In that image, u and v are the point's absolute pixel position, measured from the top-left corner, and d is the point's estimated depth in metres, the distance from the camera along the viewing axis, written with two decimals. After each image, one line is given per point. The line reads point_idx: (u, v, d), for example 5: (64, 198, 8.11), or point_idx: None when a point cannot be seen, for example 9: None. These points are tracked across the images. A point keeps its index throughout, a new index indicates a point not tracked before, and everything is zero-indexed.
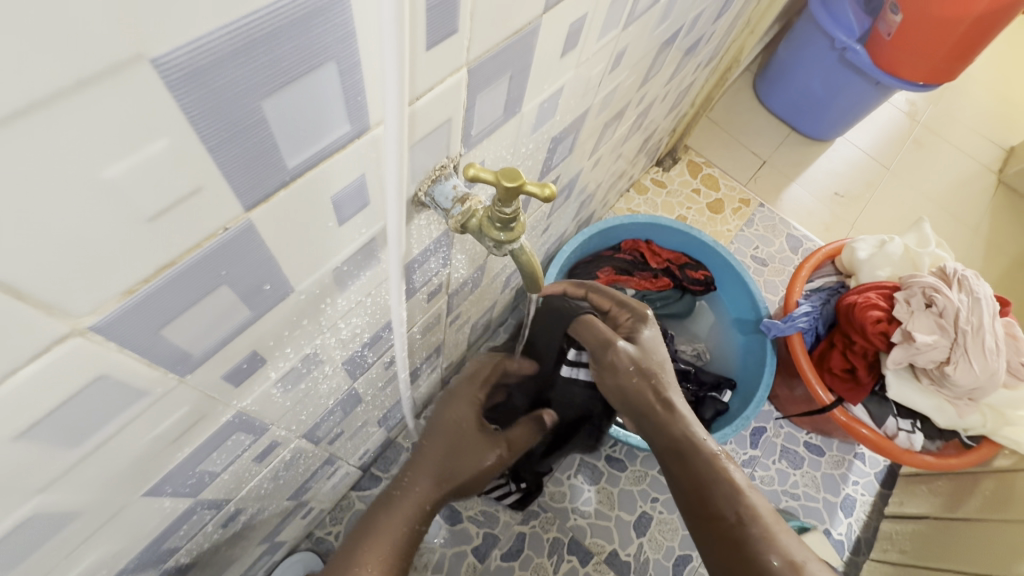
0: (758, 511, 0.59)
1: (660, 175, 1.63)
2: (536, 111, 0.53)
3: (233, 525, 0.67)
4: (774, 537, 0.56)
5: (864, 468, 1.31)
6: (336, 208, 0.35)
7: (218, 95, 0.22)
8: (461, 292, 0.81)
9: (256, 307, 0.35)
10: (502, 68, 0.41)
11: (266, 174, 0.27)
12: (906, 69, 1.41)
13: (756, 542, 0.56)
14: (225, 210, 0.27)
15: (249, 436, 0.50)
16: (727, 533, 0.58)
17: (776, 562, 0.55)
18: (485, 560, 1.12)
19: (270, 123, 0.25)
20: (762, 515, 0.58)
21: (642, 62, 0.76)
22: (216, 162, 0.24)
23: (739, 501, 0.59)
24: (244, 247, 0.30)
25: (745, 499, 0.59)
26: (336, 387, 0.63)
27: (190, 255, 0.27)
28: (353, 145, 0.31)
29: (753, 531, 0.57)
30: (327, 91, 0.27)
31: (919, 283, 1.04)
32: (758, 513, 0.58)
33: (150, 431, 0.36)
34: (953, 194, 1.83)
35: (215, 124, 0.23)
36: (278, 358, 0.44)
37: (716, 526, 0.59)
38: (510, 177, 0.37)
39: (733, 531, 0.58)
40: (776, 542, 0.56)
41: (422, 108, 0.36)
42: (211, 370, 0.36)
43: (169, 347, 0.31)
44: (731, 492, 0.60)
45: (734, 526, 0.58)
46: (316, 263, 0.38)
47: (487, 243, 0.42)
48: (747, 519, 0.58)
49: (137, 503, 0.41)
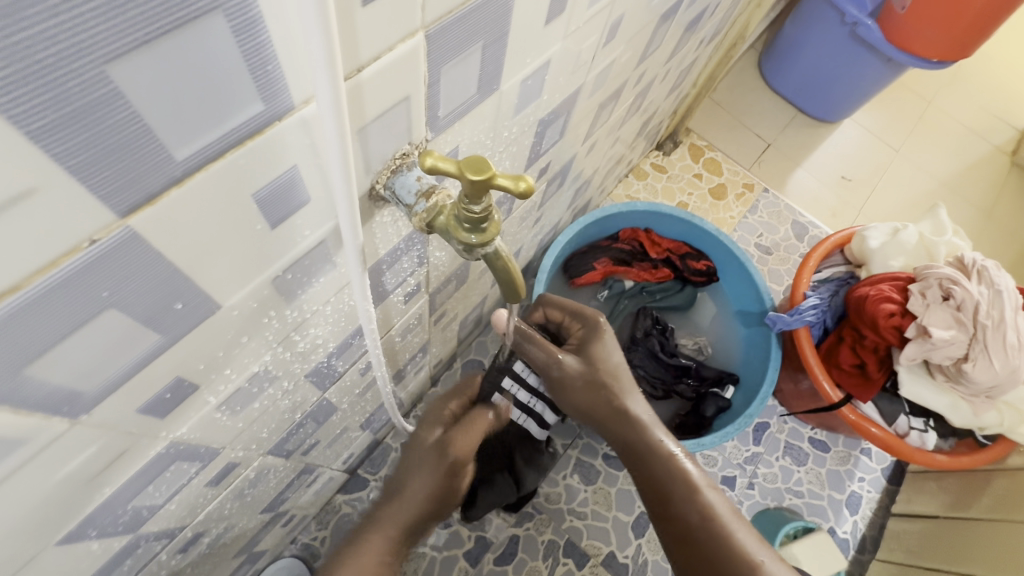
0: (717, 510, 0.58)
1: (660, 160, 1.55)
2: (518, 90, 0.46)
3: (196, 547, 0.61)
4: (729, 535, 0.57)
5: (871, 464, 1.26)
6: (262, 208, 0.28)
7: (25, 56, 0.15)
8: (445, 289, 0.74)
9: (168, 329, 0.29)
10: (471, 36, 0.34)
11: (143, 167, 0.21)
12: (918, 44, 1.33)
13: (716, 543, 0.57)
14: (86, 216, 0.20)
15: (194, 463, 0.44)
16: (686, 534, 0.58)
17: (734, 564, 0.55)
18: (477, 564, 1.07)
19: (133, 99, 0.18)
20: (720, 514, 0.58)
21: (640, 35, 0.69)
22: (52, 152, 0.18)
23: (695, 501, 0.58)
24: (129, 261, 0.23)
25: (702, 499, 0.58)
26: (302, 400, 0.56)
27: (43, 277, 0.20)
28: (273, 130, 0.25)
29: (710, 534, 0.57)
30: (219, 55, 0.20)
31: (936, 274, 0.98)
32: (716, 511, 0.58)
33: (49, 478, 0.30)
34: (964, 176, 1.76)
35: (34, 97, 0.16)
36: (216, 381, 0.38)
37: (677, 529, 0.59)
38: (477, 168, 0.30)
39: (693, 535, 0.58)
40: (734, 543, 0.56)
41: (372, 82, 0.29)
42: (120, 405, 0.30)
43: (43, 387, 0.24)
44: (688, 494, 0.58)
45: (695, 527, 0.58)
46: (246, 274, 0.31)
47: (455, 246, 0.36)
48: (709, 520, 0.57)
49: (52, 551, 0.36)
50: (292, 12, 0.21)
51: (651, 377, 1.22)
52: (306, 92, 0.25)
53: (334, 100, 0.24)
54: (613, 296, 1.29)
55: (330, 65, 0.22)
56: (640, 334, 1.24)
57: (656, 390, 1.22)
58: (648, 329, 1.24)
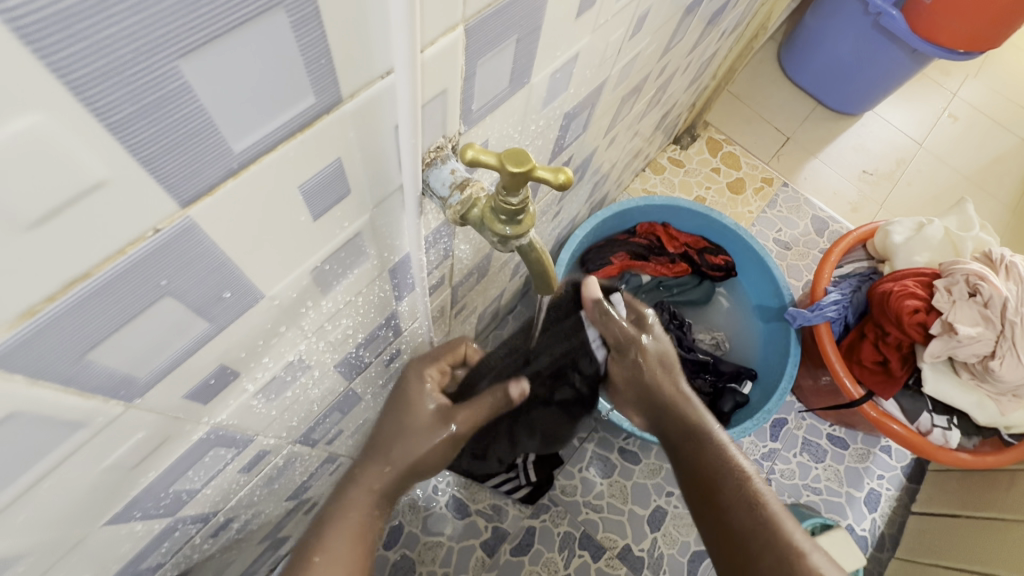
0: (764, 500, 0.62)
1: (677, 154, 1.54)
2: (547, 83, 0.47)
3: (225, 532, 0.63)
4: (778, 525, 0.59)
5: (890, 461, 1.24)
6: (308, 199, 0.29)
7: (109, 49, 0.16)
8: (466, 283, 0.75)
9: (216, 318, 0.30)
10: (506, 29, 0.34)
11: (205, 160, 0.21)
12: (946, 34, 1.29)
13: (765, 530, 0.59)
14: (151, 206, 0.21)
15: (230, 450, 0.45)
16: (730, 524, 0.62)
17: (779, 544, 0.58)
18: (493, 555, 1.06)
19: (199, 93, 0.19)
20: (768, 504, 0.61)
21: (665, 28, 0.68)
22: (124, 143, 0.18)
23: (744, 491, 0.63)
24: (187, 251, 0.24)
25: (749, 485, 0.63)
26: (329, 391, 0.58)
27: (110, 264, 0.21)
28: (323, 122, 0.25)
29: (755, 518, 0.60)
30: (279, 48, 0.21)
31: (963, 269, 0.96)
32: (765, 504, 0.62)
33: (100, 461, 0.31)
34: (990, 170, 1.72)
35: (112, 89, 0.17)
36: (255, 369, 0.39)
37: (715, 510, 0.63)
38: (517, 160, 0.30)
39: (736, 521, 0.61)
40: (780, 531, 0.59)
41: (425, 68, 0.30)
42: (167, 391, 0.31)
43: (102, 372, 0.26)
44: (737, 483, 0.63)
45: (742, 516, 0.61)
46: (290, 263, 0.32)
47: (490, 238, 0.36)
48: (756, 506, 0.61)
49: (100, 531, 0.38)
50: (343, 4, 0.22)
51: None
52: (387, 65, 0.26)
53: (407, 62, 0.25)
54: (630, 290, 1.28)
55: (409, 28, 0.23)
56: None
57: None
58: (665, 323, 1.24)
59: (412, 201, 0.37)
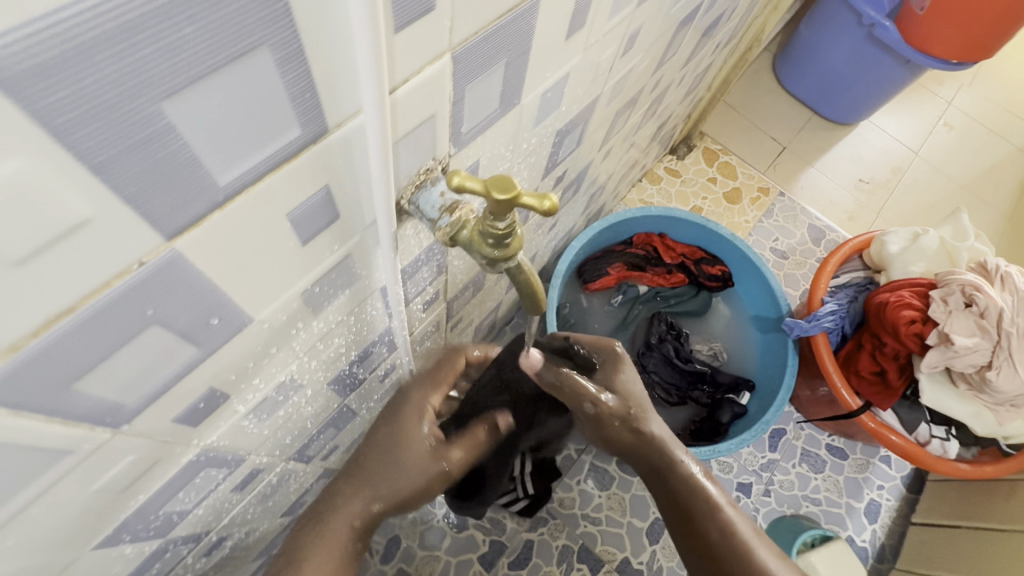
0: (736, 525, 0.60)
1: (674, 164, 1.55)
2: (538, 103, 0.47)
3: (219, 550, 0.63)
4: (750, 553, 0.58)
5: (890, 471, 1.23)
6: (296, 226, 0.29)
7: (93, 96, 0.16)
8: (461, 297, 0.75)
9: (205, 343, 0.30)
10: (495, 53, 0.35)
11: (190, 194, 0.22)
12: (938, 47, 1.30)
13: (739, 558, 0.58)
14: (137, 240, 0.21)
15: (222, 470, 0.45)
16: (709, 553, 0.60)
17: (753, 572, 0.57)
18: (491, 569, 1.05)
19: (185, 132, 0.19)
20: (742, 531, 0.60)
21: (657, 44, 0.69)
22: (109, 182, 0.19)
23: (716, 519, 0.60)
24: (176, 281, 0.24)
25: (724, 517, 0.60)
26: (323, 408, 0.58)
27: (95, 298, 0.21)
28: (309, 152, 0.26)
29: (730, 547, 0.59)
30: (265, 85, 0.21)
31: (958, 280, 0.97)
32: (737, 530, 0.60)
33: (87, 487, 0.31)
34: (986, 177, 1.72)
35: (97, 131, 0.17)
36: (245, 390, 0.39)
37: (698, 542, 0.61)
38: (502, 187, 0.31)
39: (715, 551, 0.60)
40: (753, 559, 0.58)
41: (414, 92, 0.30)
42: (157, 415, 0.32)
43: (89, 400, 0.26)
44: (710, 511, 0.60)
45: (716, 547, 0.60)
46: (279, 288, 0.32)
47: (478, 260, 0.37)
48: (730, 535, 0.59)
49: (90, 554, 0.37)
50: (327, 42, 0.22)
51: (666, 383, 1.21)
52: (358, 103, 0.26)
53: (381, 98, 0.25)
54: (627, 301, 1.28)
55: (376, 68, 0.23)
56: (655, 340, 1.23)
57: (671, 396, 1.21)
58: (662, 334, 1.24)
59: (387, 235, 0.36)
